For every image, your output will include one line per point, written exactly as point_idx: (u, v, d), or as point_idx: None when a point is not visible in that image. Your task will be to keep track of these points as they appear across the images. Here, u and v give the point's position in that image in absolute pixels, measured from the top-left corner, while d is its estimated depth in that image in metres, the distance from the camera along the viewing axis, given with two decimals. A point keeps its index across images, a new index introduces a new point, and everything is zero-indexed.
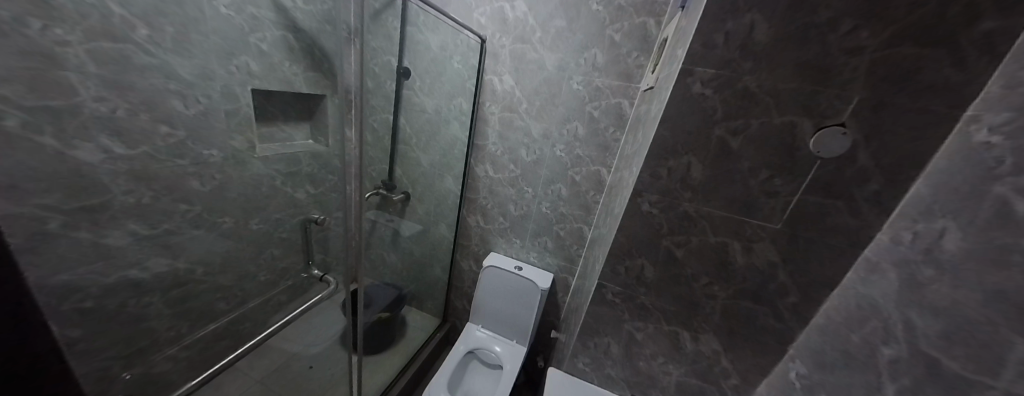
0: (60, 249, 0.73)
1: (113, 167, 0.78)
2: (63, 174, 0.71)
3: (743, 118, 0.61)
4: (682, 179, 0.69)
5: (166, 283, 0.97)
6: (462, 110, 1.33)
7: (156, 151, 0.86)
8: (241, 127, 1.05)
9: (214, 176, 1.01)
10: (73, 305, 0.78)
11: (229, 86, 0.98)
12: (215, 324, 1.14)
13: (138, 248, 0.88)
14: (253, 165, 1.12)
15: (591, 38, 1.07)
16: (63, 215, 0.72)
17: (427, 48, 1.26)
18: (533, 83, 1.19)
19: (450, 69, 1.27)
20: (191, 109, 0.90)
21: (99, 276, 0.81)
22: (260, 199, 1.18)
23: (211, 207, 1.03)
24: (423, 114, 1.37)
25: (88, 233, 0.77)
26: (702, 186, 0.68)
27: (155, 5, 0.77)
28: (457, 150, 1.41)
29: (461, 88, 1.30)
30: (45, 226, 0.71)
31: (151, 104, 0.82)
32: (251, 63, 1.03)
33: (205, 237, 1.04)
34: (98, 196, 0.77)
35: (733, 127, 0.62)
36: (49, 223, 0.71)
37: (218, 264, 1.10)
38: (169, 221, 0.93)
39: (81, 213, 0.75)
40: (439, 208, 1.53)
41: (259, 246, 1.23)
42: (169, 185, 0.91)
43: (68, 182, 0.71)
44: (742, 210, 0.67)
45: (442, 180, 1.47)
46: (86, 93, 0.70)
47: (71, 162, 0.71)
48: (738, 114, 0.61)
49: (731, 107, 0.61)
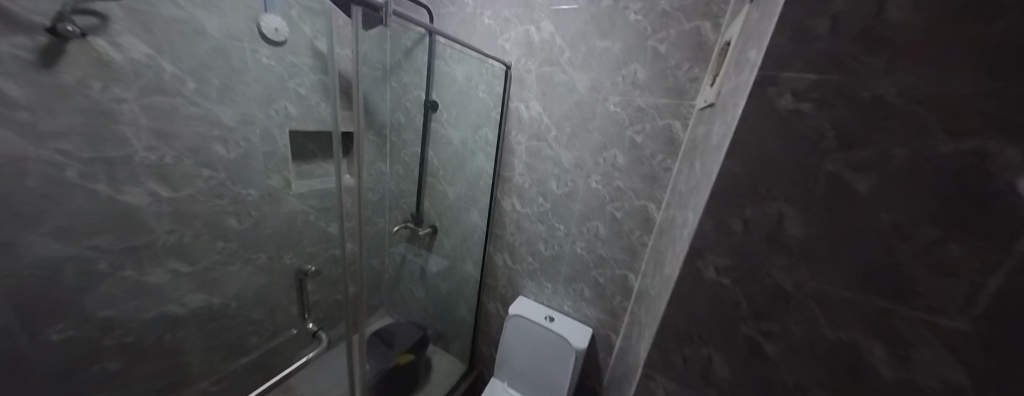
0: (108, 286, 0.80)
1: (158, 209, 0.85)
2: (115, 218, 0.78)
3: (887, 121, 0.31)
4: (760, 235, 0.39)
5: (201, 316, 1.01)
6: (486, 141, 1.23)
7: (199, 192, 0.92)
8: (277, 167, 1.10)
9: (250, 214, 1.06)
10: (114, 338, 0.84)
11: (268, 129, 1.04)
12: (246, 356, 1.18)
13: (176, 285, 0.93)
14: (288, 202, 1.17)
15: (628, 51, 0.91)
16: (112, 253, 0.79)
17: (451, 80, 1.22)
18: (561, 105, 1.04)
19: (474, 98, 1.20)
20: (232, 152, 0.97)
21: (139, 312, 0.87)
22: (294, 234, 1.21)
23: (246, 244, 1.08)
24: (448, 146, 1.32)
25: (133, 270, 0.84)
26: (800, 248, 0.37)
27: (203, 61, 0.84)
28: (481, 184, 1.29)
29: (485, 118, 1.21)
30: (96, 265, 0.78)
31: (196, 150, 0.89)
32: (290, 107, 1.08)
33: (239, 271, 1.08)
34: (145, 236, 0.84)
35: (859, 142, 0.33)
36: (99, 262, 0.78)
37: (251, 299, 1.14)
38: (207, 258, 0.98)
39: (128, 253, 0.82)
40: (465, 244, 1.41)
41: (292, 280, 1.25)
42: (208, 224, 0.96)
43: (118, 225, 0.78)
44: (889, 295, 0.34)
45: (466, 215, 1.37)
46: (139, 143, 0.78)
47: (122, 206, 0.79)
48: (873, 117, 0.32)
49: (855, 105, 0.32)
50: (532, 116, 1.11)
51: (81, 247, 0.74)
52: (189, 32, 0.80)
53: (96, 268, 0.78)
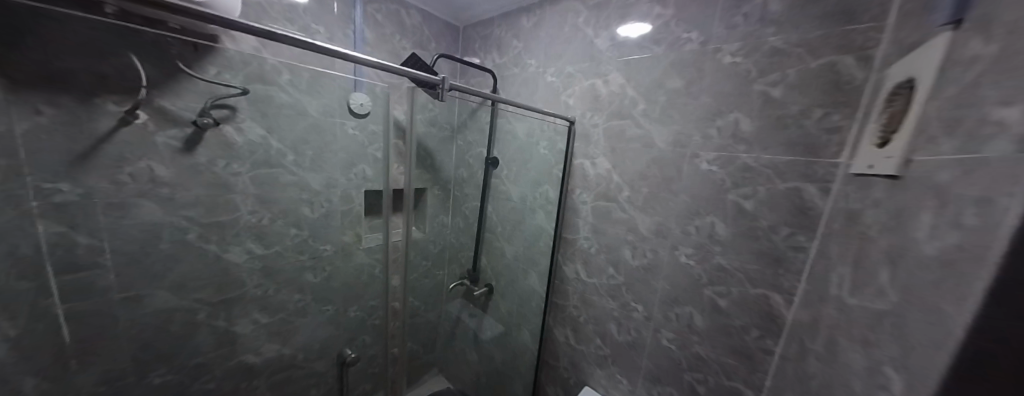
0: (203, 336, 0.89)
1: (251, 264, 0.95)
2: (216, 274, 0.89)
3: None
4: None
5: (273, 367, 1.07)
6: (545, 199, 1.12)
7: (284, 250, 1.01)
8: (352, 224, 1.17)
9: (324, 268, 1.13)
10: (200, 385, 0.92)
11: (347, 190, 1.13)
12: None
13: (255, 336, 1.00)
14: (358, 256, 1.22)
15: (720, 103, 0.74)
16: (210, 306, 0.89)
17: (512, 139, 1.19)
18: (636, 162, 0.88)
19: (534, 156, 1.14)
20: (315, 212, 1.06)
21: (224, 359, 0.95)
22: (357, 288, 1.24)
23: (318, 298, 1.14)
24: (508, 203, 1.26)
25: (223, 323, 0.93)
26: None
27: (302, 136, 0.98)
28: (538, 246, 1.16)
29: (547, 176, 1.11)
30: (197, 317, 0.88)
31: (288, 212, 1.00)
32: (368, 169, 1.16)
33: (310, 324, 1.14)
34: (238, 290, 0.94)
35: None
36: (199, 313, 0.88)
37: (316, 350, 1.17)
38: (283, 309, 1.05)
39: (222, 306, 0.91)
40: (521, 311, 1.26)
41: (353, 333, 1.27)
42: (290, 278, 1.05)
43: (217, 280, 0.89)
44: None
45: (522, 278, 1.24)
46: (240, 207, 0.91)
47: (223, 265, 0.89)
48: None
49: None
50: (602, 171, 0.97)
51: (189, 300, 0.85)
52: (293, 113, 0.95)
53: (196, 320, 0.87)
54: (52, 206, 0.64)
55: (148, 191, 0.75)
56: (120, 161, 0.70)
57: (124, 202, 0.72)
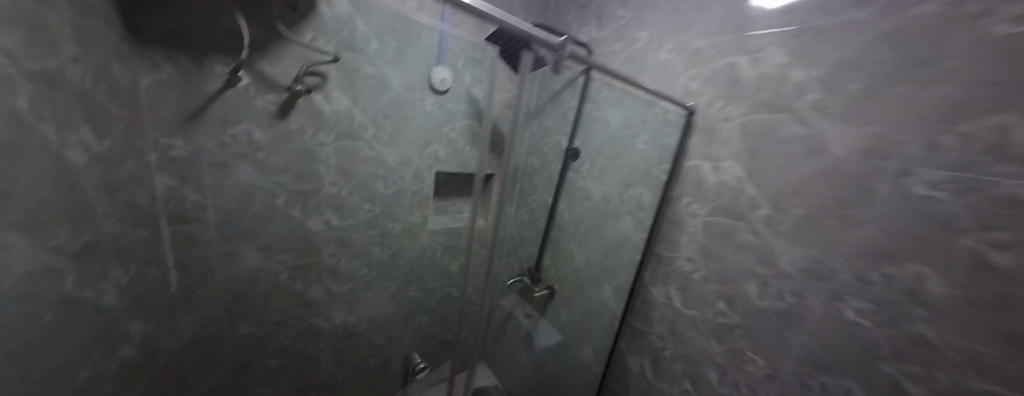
0: (284, 296, 0.94)
1: (328, 234, 0.96)
2: (297, 239, 0.91)
3: None
4: None
5: (339, 333, 1.10)
6: (635, 203, 0.93)
7: (357, 223, 1.01)
8: (420, 204, 1.13)
9: (391, 246, 1.11)
10: (277, 340, 0.97)
11: (420, 169, 1.09)
12: (364, 377, 1.23)
13: (327, 302, 1.03)
14: (422, 237, 1.19)
15: (965, 89, 0.46)
16: (292, 269, 0.93)
17: (602, 129, 1.02)
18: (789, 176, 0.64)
19: (627, 150, 0.95)
20: (389, 189, 1.04)
21: (300, 319, 0.99)
22: (419, 268, 1.22)
23: (383, 273, 1.13)
24: (584, 200, 1.09)
25: (301, 287, 0.96)
26: None
27: (384, 109, 0.94)
28: (617, 256, 0.98)
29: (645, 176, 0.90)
30: (281, 278, 0.92)
31: (364, 186, 0.98)
32: (441, 149, 1.11)
33: (374, 298, 1.15)
34: (315, 256, 0.96)
35: None
36: (282, 274, 0.91)
37: (377, 323, 1.19)
38: (352, 281, 1.06)
39: (301, 270, 0.94)
40: (586, 324, 1.11)
41: (411, 311, 1.27)
42: (360, 251, 1.05)
43: (299, 245, 0.92)
44: None
45: (591, 287, 1.08)
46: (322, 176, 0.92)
47: (303, 231, 0.91)
48: None
49: None
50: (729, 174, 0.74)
51: (274, 261, 0.89)
52: (378, 86, 0.91)
53: (279, 280, 0.91)
54: (169, 161, 0.69)
55: (246, 154, 0.77)
56: (224, 123, 0.72)
57: (226, 162, 0.75)
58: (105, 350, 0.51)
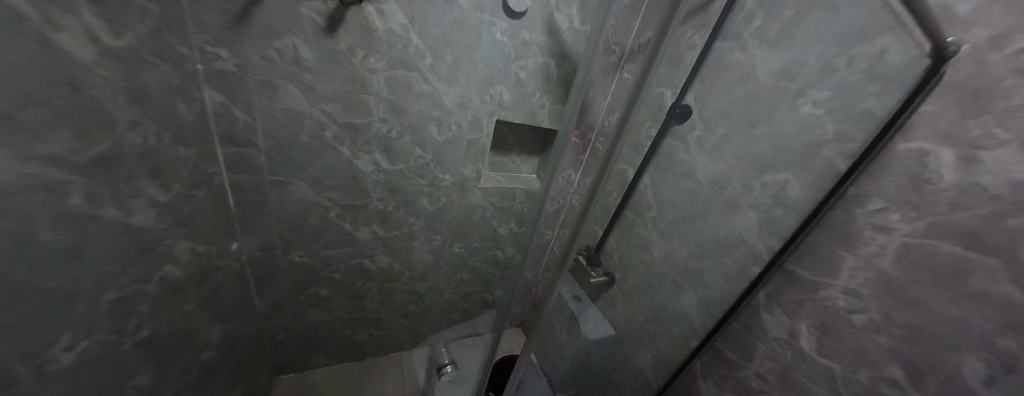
0: (335, 234, 0.92)
1: (376, 177, 0.88)
2: (345, 178, 0.84)
3: None
4: None
5: (384, 277, 1.10)
6: (767, 197, 0.64)
7: (406, 169, 0.91)
8: (475, 157, 0.98)
9: (440, 199, 1.02)
10: (328, 273, 0.98)
11: (479, 116, 0.91)
12: (404, 319, 1.26)
13: (373, 246, 1.00)
14: (474, 194, 1.06)
15: None
16: (341, 209, 0.88)
17: (741, 81, 0.70)
18: None
19: (779, 117, 0.63)
20: (442, 135, 0.90)
21: (349, 257, 0.99)
22: (467, 226, 1.13)
23: (430, 226, 1.06)
24: (680, 179, 0.82)
25: (349, 227, 0.93)
26: None
27: (445, 34, 0.76)
28: (717, 262, 0.73)
29: (803, 159, 0.59)
30: (332, 216, 0.88)
31: (416, 128, 0.86)
32: (506, 93, 0.91)
33: (418, 249, 1.10)
34: (363, 198, 0.90)
35: None
36: (332, 212, 0.88)
37: (421, 272, 1.16)
38: (398, 229, 1.01)
39: (350, 211, 0.90)
40: (647, 328, 0.91)
41: (454, 268, 1.21)
42: (407, 200, 0.96)
43: (348, 185, 0.86)
44: None
45: (664, 289, 0.86)
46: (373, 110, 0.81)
47: (351, 171, 0.84)
48: None
49: None
50: (982, 164, 0.41)
51: (325, 198, 0.85)
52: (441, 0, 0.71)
53: (329, 217, 0.88)
54: (215, 73, 0.62)
55: (294, 75, 0.67)
56: (269, 33, 0.62)
57: (272, 82, 0.66)
58: (135, 274, 0.45)
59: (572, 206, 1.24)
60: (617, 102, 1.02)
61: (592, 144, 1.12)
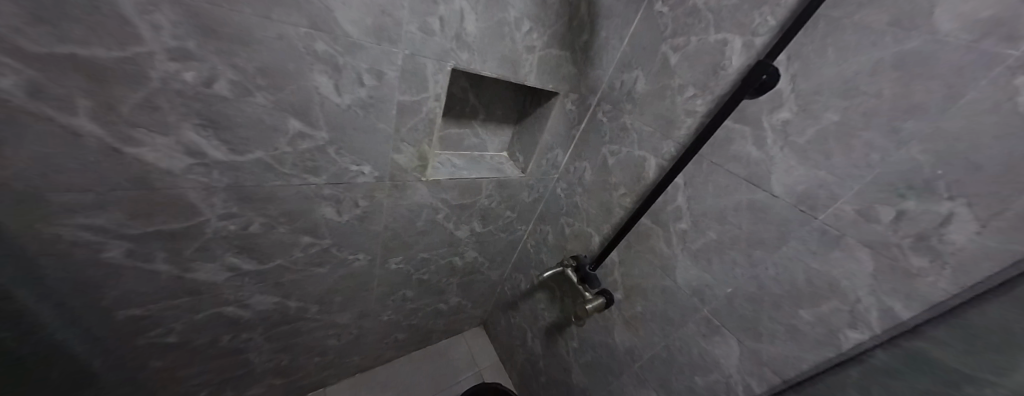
0: (122, 277, 0.49)
1: (203, 179, 0.44)
2: (89, 178, 0.38)
3: None
4: None
5: (273, 320, 0.70)
6: (905, 235, 0.39)
7: (276, 161, 0.48)
8: (417, 134, 0.58)
9: (357, 203, 0.61)
10: (129, 315, 0.54)
11: (417, 57, 0.49)
12: (325, 354, 0.91)
13: (238, 284, 0.60)
14: (417, 191, 0.67)
15: None
16: (111, 241, 0.44)
17: (894, 30, 0.38)
18: None
19: (972, 108, 0.33)
20: (345, 96, 0.47)
21: (146, 303, 0.53)
22: (411, 236, 0.75)
23: (343, 243, 0.66)
24: (738, 186, 0.54)
25: (162, 259, 0.50)
26: None
27: None
28: (784, 312, 0.51)
29: (1016, 192, 0.32)
30: (102, 254, 0.45)
31: (271, 75, 0.40)
32: (469, 18, 0.50)
33: (326, 278, 0.70)
34: (189, 218, 0.47)
35: None
36: (108, 252, 0.45)
37: (337, 303, 0.78)
38: (283, 257, 0.60)
39: (96, 247, 0.44)
40: (654, 368, 0.72)
41: (392, 287, 0.85)
42: (288, 212, 0.54)
43: (110, 197, 0.41)
44: None
45: (686, 326, 0.64)
46: (140, 23, 0.32)
47: (130, 162, 0.39)
48: None
49: None
50: None
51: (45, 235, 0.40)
52: None
53: (141, 251, 0.47)
54: None
55: None
56: None
57: None
58: None
59: (555, 197, 0.92)
60: (638, 52, 0.66)
61: (590, 114, 0.78)
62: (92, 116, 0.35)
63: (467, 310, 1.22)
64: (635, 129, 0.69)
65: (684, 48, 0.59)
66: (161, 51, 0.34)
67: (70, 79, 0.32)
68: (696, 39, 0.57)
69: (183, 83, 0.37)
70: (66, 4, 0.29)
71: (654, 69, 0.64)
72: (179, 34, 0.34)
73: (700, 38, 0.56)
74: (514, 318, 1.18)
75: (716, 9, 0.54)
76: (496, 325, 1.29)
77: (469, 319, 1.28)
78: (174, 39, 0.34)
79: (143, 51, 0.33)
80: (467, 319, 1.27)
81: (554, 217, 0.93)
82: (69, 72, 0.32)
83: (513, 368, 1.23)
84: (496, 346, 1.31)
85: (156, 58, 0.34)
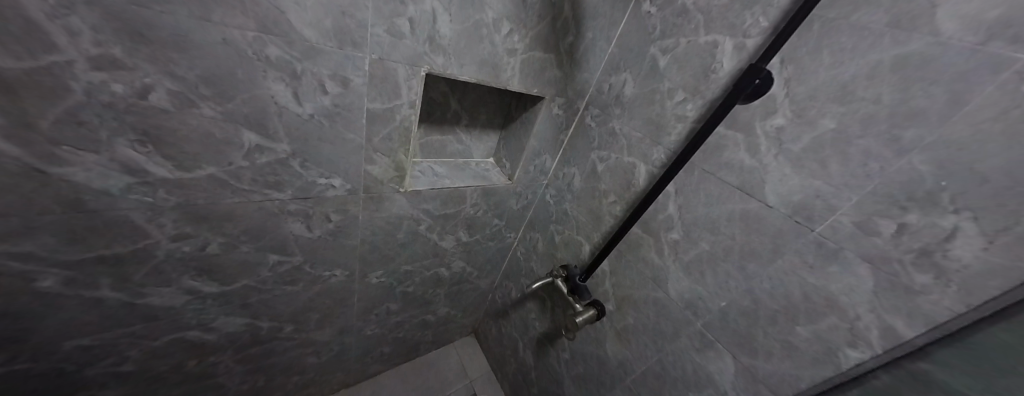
0: (62, 307, 0.45)
1: (147, 198, 0.41)
2: (8, 202, 0.34)
3: None
4: None
5: (241, 342, 0.67)
6: (908, 250, 0.36)
7: (231, 177, 0.44)
8: (390, 143, 0.54)
9: (329, 217, 0.57)
10: (76, 345, 0.50)
11: (385, 62, 0.45)
12: (303, 372, 0.86)
13: (200, 307, 0.56)
14: (395, 203, 0.63)
15: None
16: (44, 269, 0.40)
17: (893, 32, 0.36)
18: None
19: (976, 115, 0.31)
20: (307, 104, 0.44)
21: (94, 331, 0.50)
22: (391, 249, 0.72)
23: (316, 259, 0.62)
24: (730, 195, 0.52)
25: (108, 286, 0.46)
26: None
27: None
28: (778, 328, 0.48)
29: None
30: (34, 284, 0.41)
31: (216, 83, 0.37)
32: (442, 19, 0.46)
33: (299, 295, 0.67)
34: (136, 241, 0.44)
35: None
36: (41, 281, 0.41)
37: (314, 320, 0.74)
38: (248, 278, 0.57)
39: (27, 276, 0.40)
40: (647, 382, 0.69)
41: (374, 301, 0.82)
42: (251, 229, 0.51)
43: (37, 222, 0.37)
44: None
45: (679, 340, 0.62)
46: (51, 28, 0.28)
47: (56, 183, 0.36)
48: None
49: None
50: None
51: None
52: None
53: (82, 278, 0.44)
54: None
55: None
56: None
57: None
58: None
59: (544, 203, 0.89)
60: (624, 54, 0.63)
61: (578, 119, 0.75)
62: (6, 134, 0.31)
63: (456, 319, 1.18)
64: (623, 134, 0.66)
65: (673, 49, 0.56)
66: (82, 58, 0.31)
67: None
68: (685, 40, 0.54)
69: (112, 95, 0.33)
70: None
71: (643, 72, 0.61)
72: (101, 40, 0.30)
73: (689, 39, 0.54)
74: (505, 328, 1.15)
75: (703, 10, 0.52)
76: (487, 335, 1.26)
77: (459, 328, 1.24)
78: (96, 45, 0.30)
79: (59, 59, 0.30)
80: (457, 329, 1.23)
81: (543, 225, 0.90)
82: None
83: (503, 379, 1.20)
84: (487, 355, 1.27)
85: (76, 67, 0.31)
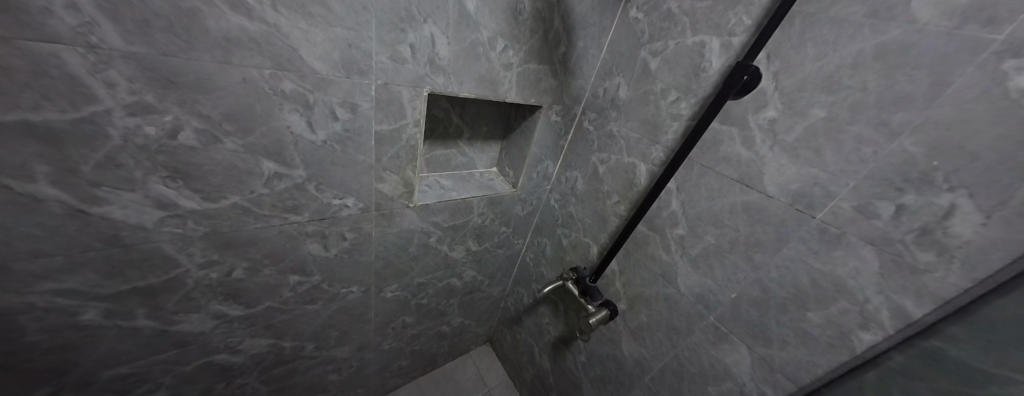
0: (102, 338, 0.48)
1: (177, 229, 0.44)
2: (54, 241, 0.37)
3: None
4: None
5: (265, 364, 0.69)
6: (908, 231, 0.37)
7: (253, 204, 0.47)
8: (398, 162, 0.57)
9: (343, 236, 0.60)
10: (113, 374, 0.52)
11: (390, 85, 0.48)
12: (325, 390, 0.88)
13: (227, 330, 0.59)
14: (406, 217, 0.66)
15: None
16: (86, 303, 0.43)
17: (872, 22, 0.37)
18: None
19: (961, 96, 0.32)
20: (319, 131, 0.46)
21: (131, 360, 0.52)
22: (404, 262, 0.74)
23: (333, 276, 0.64)
24: (730, 188, 0.53)
25: (143, 315, 0.49)
26: None
27: None
28: (790, 316, 0.48)
29: (1019, 179, 0.30)
30: (78, 317, 0.44)
31: (237, 119, 0.40)
32: (440, 41, 0.49)
33: (318, 313, 0.69)
34: (169, 271, 0.47)
35: None
36: (83, 314, 0.44)
37: (334, 336, 0.76)
38: (271, 300, 0.60)
39: (70, 310, 0.43)
40: (665, 379, 0.69)
41: (390, 315, 0.83)
42: (271, 252, 0.53)
43: (80, 259, 0.40)
44: None
45: (694, 335, 0.62)
46: (93, 82, 0.32)
47: (97, 222, 0.38)
48: None
49: None
50: None
51: (13, 302, 0.39)
52: None
53: (120, 310, 0.46)
54: None
55: None
56: None
57: None
58: None
59: (549, 208, 0.91)
60: (616, 59, 0.66)
61: (577, 123, 0.77)
62: (52, 180, 0.34)
63: (471, 329, 1.19)
64: (621, 136, 0.68)
65: (662, 51, 0.58)
66: (118, 107, 0.34)
67: (24, 146, 0.32)
68: (673, 42, 0.56)
69: (145, 137, 0.36)
70: (11, 71, 0.28)
71: (636, 75, 0.63)
72: (135, 89, 0.33)
73: (677, 41, 0.56)
74: (520, 335, 1.15)
75: (688, 12, 0.54)
76: (502, 343, 1.26)
77: (474, 338, 1.25)
78: (131, 94, 0.34)
79: (99, 109, 0.33)
80: (472, 338, 1.24)
81: (550, 229, 0.92)
82: (19, 138, 0.31)
83: (522, 386, 1.20)
84: (504, 363, 1.27)
85: (113, 115, 0.34)
